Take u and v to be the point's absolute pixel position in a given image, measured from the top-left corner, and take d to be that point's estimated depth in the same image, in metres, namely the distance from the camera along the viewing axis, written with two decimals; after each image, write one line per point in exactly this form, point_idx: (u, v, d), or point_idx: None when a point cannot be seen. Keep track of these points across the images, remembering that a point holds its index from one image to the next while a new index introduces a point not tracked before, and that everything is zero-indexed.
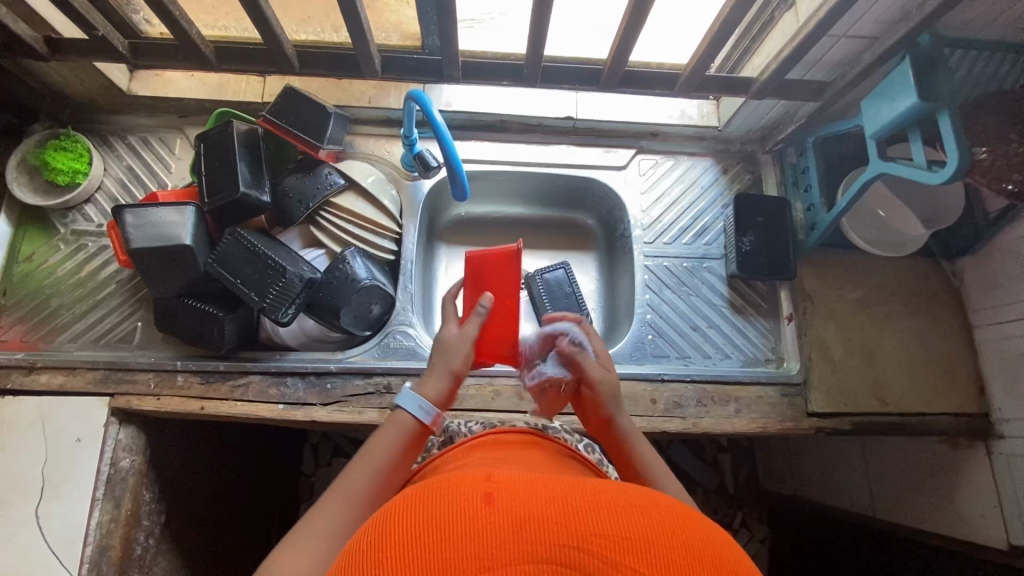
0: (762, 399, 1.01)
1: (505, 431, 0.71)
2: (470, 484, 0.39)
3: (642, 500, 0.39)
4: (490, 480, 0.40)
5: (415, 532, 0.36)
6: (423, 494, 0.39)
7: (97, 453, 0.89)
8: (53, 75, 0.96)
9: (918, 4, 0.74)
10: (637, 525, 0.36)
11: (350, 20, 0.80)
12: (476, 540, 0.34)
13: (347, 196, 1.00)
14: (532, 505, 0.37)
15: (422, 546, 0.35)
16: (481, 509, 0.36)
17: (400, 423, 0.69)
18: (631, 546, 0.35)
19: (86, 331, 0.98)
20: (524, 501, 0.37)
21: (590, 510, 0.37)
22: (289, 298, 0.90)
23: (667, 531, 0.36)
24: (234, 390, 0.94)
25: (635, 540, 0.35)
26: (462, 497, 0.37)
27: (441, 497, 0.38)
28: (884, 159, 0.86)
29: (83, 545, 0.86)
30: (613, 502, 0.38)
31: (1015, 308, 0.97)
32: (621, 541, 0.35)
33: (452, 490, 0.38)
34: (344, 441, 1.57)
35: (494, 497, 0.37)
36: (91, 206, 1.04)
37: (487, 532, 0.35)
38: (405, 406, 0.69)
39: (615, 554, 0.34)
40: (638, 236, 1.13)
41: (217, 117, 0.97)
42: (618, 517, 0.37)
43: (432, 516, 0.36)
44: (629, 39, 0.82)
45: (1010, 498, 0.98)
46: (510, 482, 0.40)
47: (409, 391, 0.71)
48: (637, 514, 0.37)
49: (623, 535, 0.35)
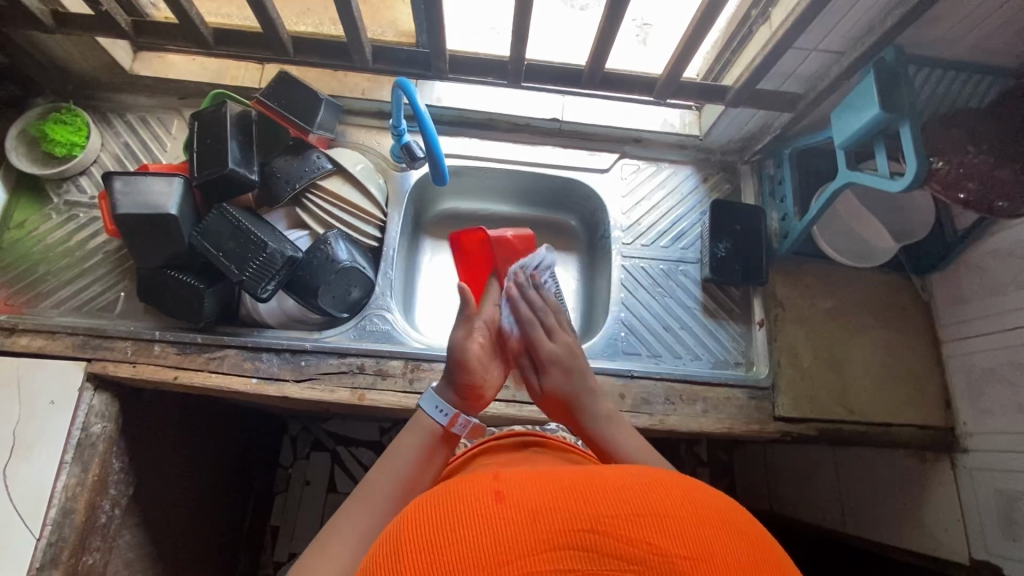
0: (730, 400, 1.03)
1: (508, 436, 0.73)
2: (480, 484, 0.42)
3: (646, 479, 0.42)
4: (498, 480, 0.43)
5: (431, 538, 0.38)
6: (433, 500, 0.42)
7: (69, 416, 0.90)
8: (58, 50, 1.00)
9: (882, 19, 0.78)
10: (646, 502, 0.39)
11: (344, 9, 0.84)
12: (496, 536, 0.37)
13: (334, 180, 1.03)
14: (544, 497, 0.40)
15: (443, 550, 0.37)
16: (495, 508, 0.39)
17: (422, 426, 0.69)
18: (642, 522, 0.38)
19: (70, 298, 1.00)
20: (534, 495, 0.40)
21: (598, 494, 0.40)
22: (270, 273, 0.93)
23: (674, 503, 0.40)
24: (209, 361, 0.96)
25: (646, 516, 0.38)
26: (473, 499, 0.40)
27: (453, 501, 0.40)
28: (852, 169, 0.89)
29: (47, 506, 0.87)
30: (620, 483, 0.41)
31: (981, 322, 0.99)
32: (633, 519, 0.38)
33: (463, 494, 0.41)
34: (322, 434, 1.58)
35: (505, 495, 0.40)
36: (85, 178, 1.07)
37: (504, 528, 0.37)
38: (422, 407, 0.71)
39: (628, 531, 0.37)
40: (618, 237, 1.15)
41: (212, 98, 1.01)
42: (627, 497, 0.40)
43: (449, 522, 0.39)
44: (607, 45, 0.87)
45: (972, 511, 0.99)
46: (517, 478, 0.42)
47: (430, 393, 0.72)
48: (644, 492, 0.40)
49: (634, 512, 0.38)
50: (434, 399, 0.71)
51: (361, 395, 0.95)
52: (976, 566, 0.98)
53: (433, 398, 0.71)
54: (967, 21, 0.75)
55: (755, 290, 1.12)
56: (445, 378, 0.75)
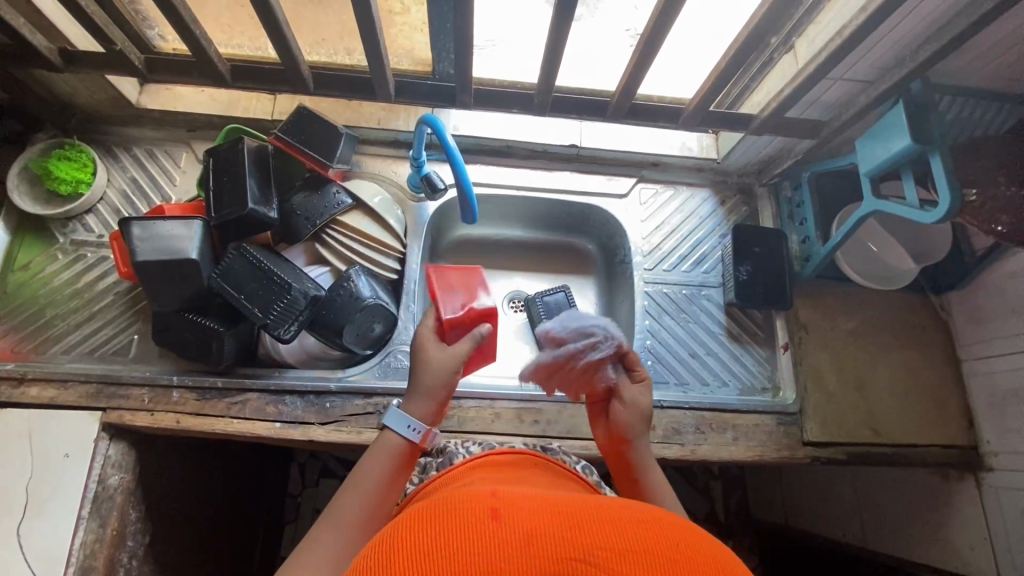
0: (759, 427, 1.02)
1: (507, 451, 0.70)
2: (477, 502, 0.41)
3: (644, 514, 0.41)
4: (497, 498, 0.41)
5: (422, 547, 0.37)
6: (430, 511, 0.40)
7: (85, 469, 0.87)
8: (64, 86, 0.97)
9: (912, 52, 0.78)
10: (642, 538, 0.38)
11: (369, 44, 0.82)
12: (487, 553, 0.36)
13: (353, 215, 1.01)
14: (539, 521, 0.38)
15: (429, 559, 0.36)
16: (489, 524, 0.38)
17: (390, 443, 0.68)
18: (635, 559, 0.36)
19: (80, 342, 0.96)
20: (531, 518, 0.38)
21: (594, 524, 0.39)
22: (294, 314, 0.90)
23: (671, 543, 0.38)
24: (230, 407, 0.92)
25: (641, 553, 0.37)
26: (470, 514, 0.39)
27: (450, 515, 0.39)
28: (877, 196, 0.89)
29: (65, 565, 0.83)
30: (617, 517, 0.40)
31: (1002, 342, 1.00)
32: (626, 554, 0.36)
33: (460, 508, 0.40)
34: (332, 461, 1.53)
35: (501, 513, 0.39)
36: (92, 216, 1.03)
37: (494, 545, 0.36)
38: (394, 425, 0.68)
39: (620, 566, 0.36)
40: (639, 262, 1.15)
41: (227, 134, 0.98)
42: (624, 531, 0.38)
43: (441, 534, 0.37)
44: (637, 76, 0.85)
45: (1000, 530, 0.99)
46: (517, 501, 0.41)
47: (395, 411, 0.69)
48: (640, 527, 0.39)
49: (628, 548, 0.37)
50: (401, 416, 0.68)
51: None
52: None
53: (398, 414, 0.68)
54: (994, 51, 0.76)
55: (777, 314, 1.12)
56: (414, 394, 0.70)
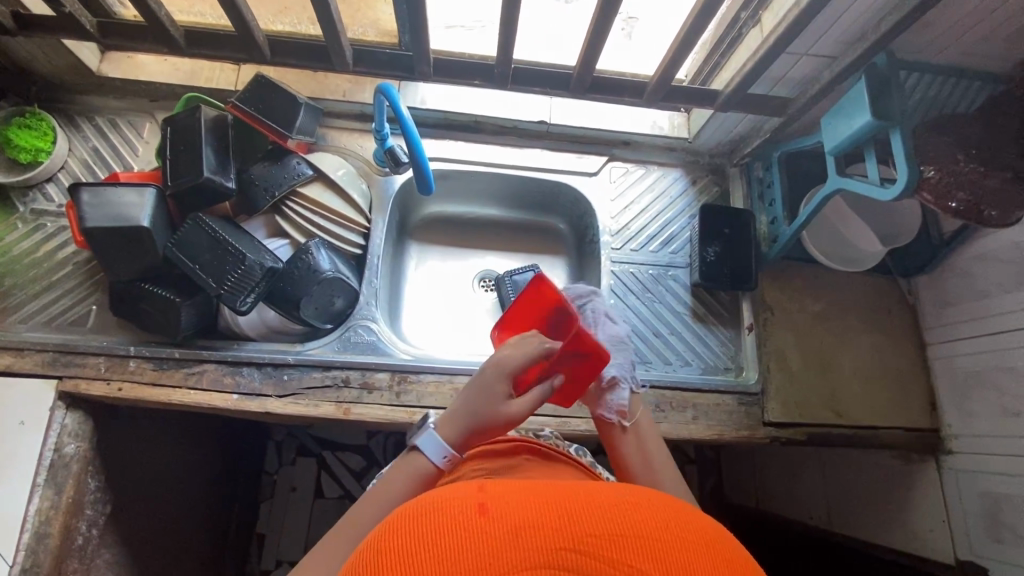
0: (720, 407, 1.03)
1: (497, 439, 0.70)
2: (461, 497, 0.38)
3: (630, 496, 0.40)
4: (482, 490, 0.39)
5: (405, 550, 0.34)
6: (410, 512, 0.38)
7: (41, 437, 0.87)
8: (22, 52, 0.95)
9: (874, 25, 0.76)
10: (631, 521, 0.37)
11: (322, 10, 0.80)
12: (474, 551, 0.34)
13: (313, 187, 1.00)
14: (527, 512, 0.36)
15: (415, 562, 0.34)
16: (477, 519, 0.36)
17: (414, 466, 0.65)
18: (626, 543, 0.35)
19: (38, 313, 0.96)
20: (518, 509, 0.37)
21: (583, 511, 0.37)
22: (249, 285, 0.89)
23: (659, 525, 0.37)
24: (187, 377, 0.92)
25: (629, 537, 0.36)
26: (455, 511, 0.37)
27: (434, 513, 0.37)
28: (842, 175, 0.88)
29: (19, 531, 0.84)
30: (604, 501, 0.39)
31: (967, 326, 0.99)
32: (616, 539, 0.35)
33: (445, 505, 0.38)
34: (308, 439, 1.53)
35: (489, 506, 0.37)
36: (52, 184, 1.02)
37: (484, 542, 0.34)
38: (424, 448, 0.64)
39: (610, 551, 0.34)
40: (607, 241, 1.14)
41: (185, 103, 0.97)
42: (613, 516, 0.37)
43: (425, 532, 0.35)
44: (594, 50, 0.84)
45: (957, 512, 1.00)
46: (504, 491, 0.39)
47: (429, 433, 0.65)
48: (628, 511, 0.38)
49: (616, 532, 0.36)
50: (433, 441, 0.65)
51: (346, 409, 0.93)
52: (961, 566, 0.98)
53: (431, 438, 0.65)
54: (957, 27, 0.74)
55: (744, 295, 1.12)
56: (454, 419, 0.65)
